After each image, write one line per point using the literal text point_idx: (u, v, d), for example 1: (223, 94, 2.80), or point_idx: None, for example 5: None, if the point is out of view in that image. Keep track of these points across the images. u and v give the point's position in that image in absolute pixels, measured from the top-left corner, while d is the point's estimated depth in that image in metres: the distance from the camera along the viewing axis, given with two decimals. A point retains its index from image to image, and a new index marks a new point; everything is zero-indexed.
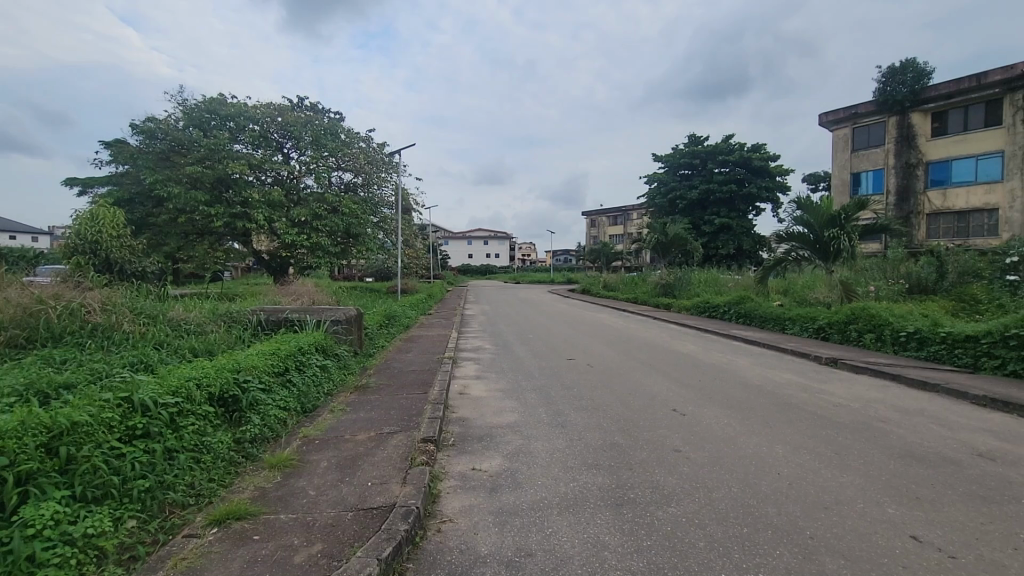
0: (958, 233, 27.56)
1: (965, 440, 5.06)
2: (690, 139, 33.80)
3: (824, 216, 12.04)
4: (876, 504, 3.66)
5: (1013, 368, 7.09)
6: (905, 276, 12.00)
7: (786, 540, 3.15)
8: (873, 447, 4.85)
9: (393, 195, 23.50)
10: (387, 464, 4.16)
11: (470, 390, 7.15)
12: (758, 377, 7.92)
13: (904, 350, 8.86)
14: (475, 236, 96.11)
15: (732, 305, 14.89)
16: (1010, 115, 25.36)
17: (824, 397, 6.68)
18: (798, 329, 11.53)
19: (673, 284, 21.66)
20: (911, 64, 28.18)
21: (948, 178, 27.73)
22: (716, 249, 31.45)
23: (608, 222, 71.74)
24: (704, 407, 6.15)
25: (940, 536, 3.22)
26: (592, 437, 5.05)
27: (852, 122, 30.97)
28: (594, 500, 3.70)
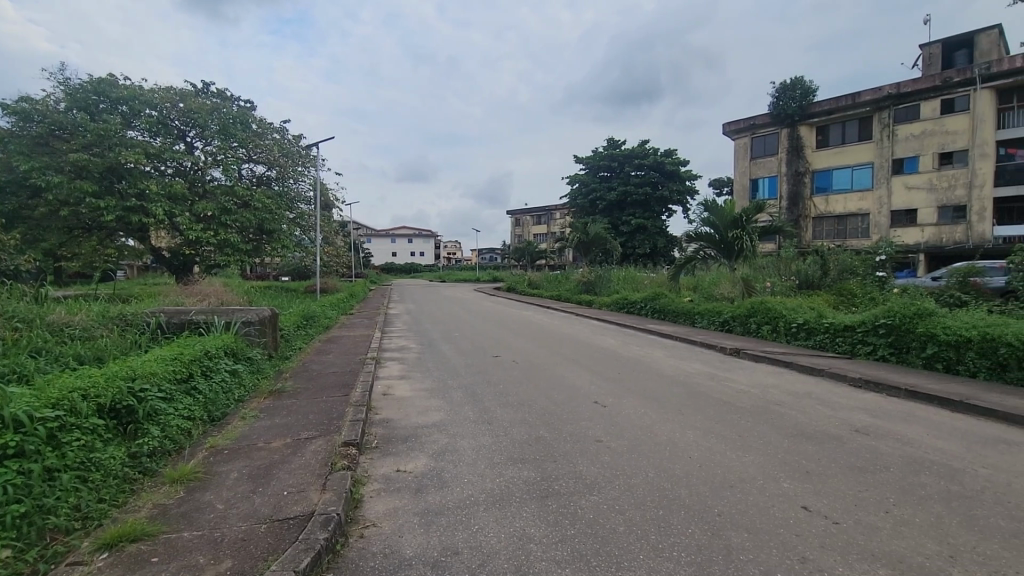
0: (838, 234, 30.81)
1: (845, 418, 5.72)
2: (609, 142, 35.19)
3: (727, 217, 13.13)
4: (774, 479, 4.04)
5: (881, 353, 8.08)
6: (795, 273, 13.23)
7: (697, 519, 3.39)
8: (770, 428, 5.33)
9: (311, 190, 22.48)
10: (304, 471, 3.97)
11: (394, 391, 7.00)
12: (671, 368, 8.43)
13: (795, 339, 9.83)
14: (399, 234, 94.19)
15: (647, 302, 15.72)
16: (878, 131, 28.79)
17: (728, 385, 7.23)
18: (707, 322, 12.40)
19: (594, 282, 22.53)
20: (800, 81, 31.09)
21: (830, 185, 30.94)
22: (633, 248, 32.98)
23: (533, 221, 72.92)
24: (623, 398, 6.45)
25: (825, 505, 3.62)
26: (516, 432, 5.15)
27: (752, 132, 33.81)
28: (520, 493, 3.78)
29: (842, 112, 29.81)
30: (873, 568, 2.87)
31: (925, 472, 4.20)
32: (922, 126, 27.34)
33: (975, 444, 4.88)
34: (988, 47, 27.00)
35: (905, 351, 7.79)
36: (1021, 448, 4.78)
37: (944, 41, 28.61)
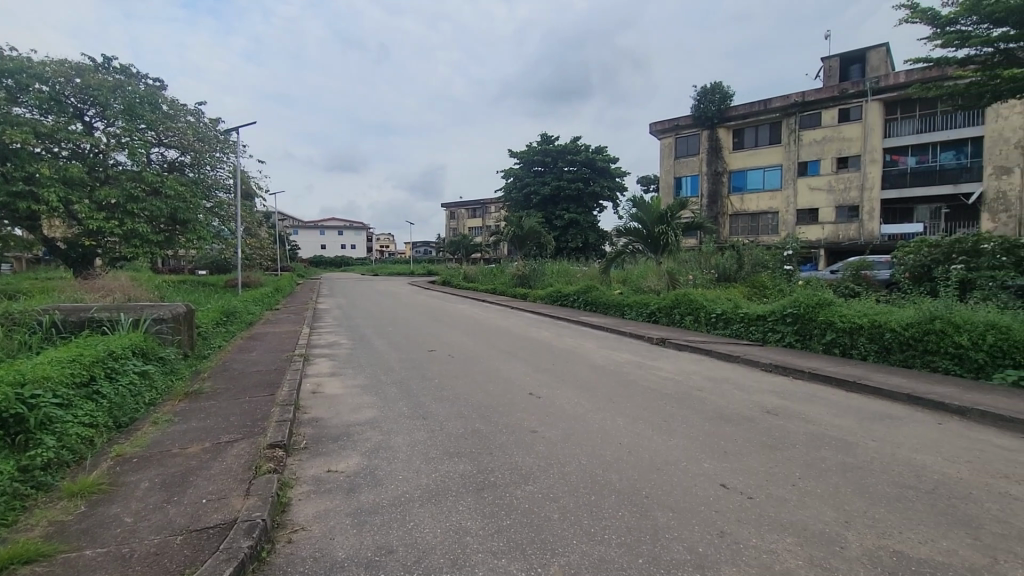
0: (752, 231, 33.07)
1: (758, 400, 6.21)
2: (543, 137, 35.62)
3: (654, 213, 13.82)
4: (696, 461, 4.31)
5: (788, 340, 8.81)
6: (715, 267, 13.88)
7: (626, 502, 3.56)
8: (692, 413, 5.67)
9: (230, 178, 21.07)
10: (225, 477, 3.76)
11: (324, 388, 6.77)
12: (602, 358, 8.75)
13: (714, 329, 10.50)
14: (329, 226, 90.51)
15: (579, 294, 16.16)
16: (786, 135, 31.16)
17: (656, 373, 7.61)
18: (635, 314, 12.98)
19: (529, 276, 22.82)
20: (719, 86, 33.06)
21: (746, 184, 33.13)
22: (566, 242, 33.71)
23: (468, 214, 72.60)
24: (557, 388, 6.61)
25: (740, 482, 3.92)
26: (452, 426, 5.15)
27: (676, 132, 35.50)
28: (456, 487, 3.79)
29: (756, 116, 31.99)
30: (782, 537, 3.14)
31: (825, 447, 4.64)
32: (823, 132, 29.90)
33: (865, 420, 5.45)
34: (879, 62, 29.89)
35: (808, 338, 8.53)
36: (902, 422, 5.40)
37: (842, 56, 31.41)
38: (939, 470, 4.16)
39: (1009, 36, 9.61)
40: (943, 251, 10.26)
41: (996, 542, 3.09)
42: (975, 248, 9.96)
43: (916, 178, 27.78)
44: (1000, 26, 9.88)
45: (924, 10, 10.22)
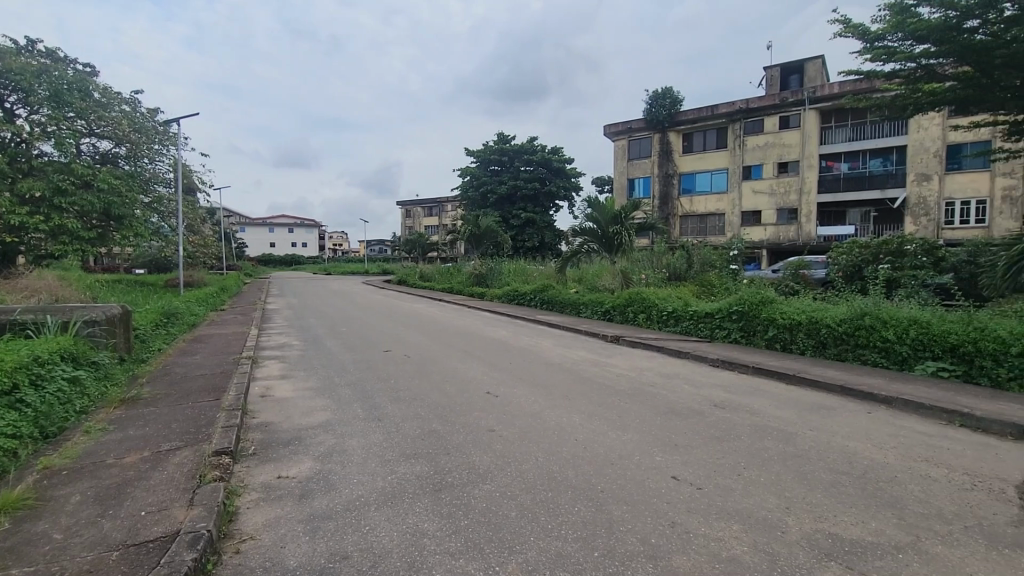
0: (700, 232, 34.31)
1: (706, 394, 6.46)
2: (499, 137, 35.69)
3: (609, 213, 14.15)
4: (648, 454, 4.45)
5: (733, 337, 9.22)
6: (666, 266, 14.38)
7: (582, 497, 3.63)
8: (645, 408, 5.84)
9: (171, 172, 19.97)
10: (167, 487, 3.58)
11: (273, 392, 6.54)
12: (558, 356, 8.87)
13: (666, 326, 10.84)
14: (278, 223, 87.32)
15: (536, 293, 16.30)
16: (732, 141, 32.54)
17: (611, 370, 7.79)
18: (590, 312, 13.23)
19: (486, 275, 22.84)
20: (669, 91, 34.12)
21: (695, 187, 34.34)
22: (523, 242, 33.88)
23: (424, 213, 71.75)
24: (514, 387, 6.66)
25: (690, 473, 4.07)
26: (408, 427, 5.09)
27: (629, 135, 36.39)
28: (413, 489, 3.76)
29: (704, 121, 33.23)
30: (730, 524, 3.29)
31: (767, 438, 4.89)
32: (765, 138, 31.41)
33: (803, 411, 5.77)
34: (816, 73, 31.63)
35: (752, 334, 8.95)
36: (836, 412, 5.75)
37: (782, 66, 33.07)
38: (869, 456, 4.47)
39: (930, 53, 10.36)
40: (871, 252, 11.01)
41: (918, 521, 3.35)
42: (900, 249, 10.75)
43: (848, 184, 29.61)
44: (921, 43, 10.64)
45: (855, 26, 10.89)
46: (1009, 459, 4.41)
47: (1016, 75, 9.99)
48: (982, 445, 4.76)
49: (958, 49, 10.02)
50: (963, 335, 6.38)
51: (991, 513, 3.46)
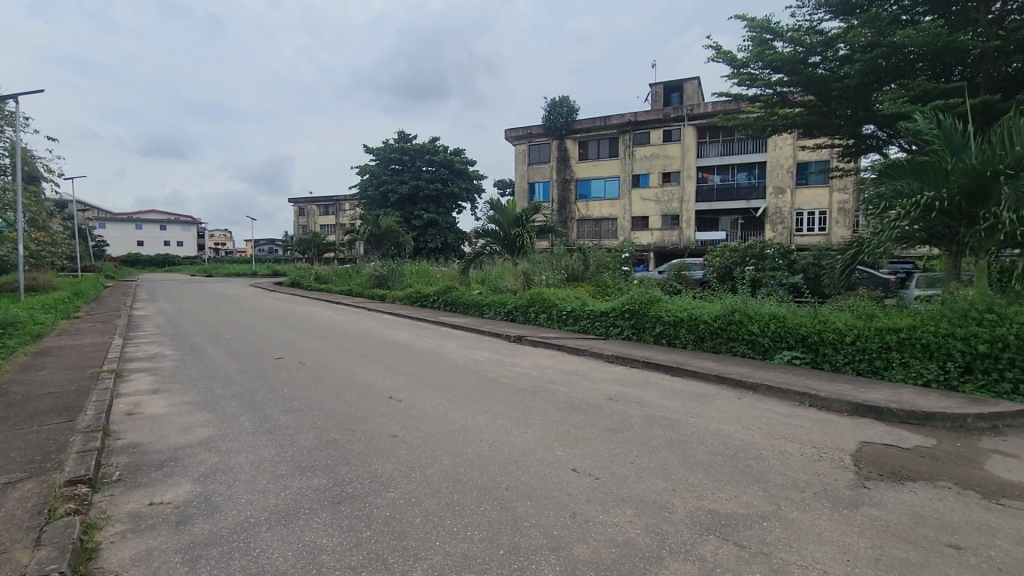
0: (595, 235, 36.19)
1: (602, 388, 6.85)
2: (400, 135, 34.94)
3: (511, 215, 14.50)
4: (550, 449, 4.63)
5: (626, 333, 9.86)
6: (564, 267, 14.91)
7: (486, 497, 3.68)
8: (546, 404, 6.05)
9: (7, 157, 17.04)
10: (3, 529, 3.06)
11: (143, 408, 5.83)
12: (462, 356, 8.89)
13: (565, 325, 11.31)
14: (147, 220, 77.88)
15: (439, 295, 16.19)
16: (622, 150, 34.75)
17: (513, 369, 7.96)
18: (493, 313, 13.44)
19: (387, 276, 22.25)
20: (566, 101, 35.66)
21: (590, 193, 36.16)
22: (425, 243, 33.38)
23: (319, 211, 68.00)
24: (417, 390, 6.56)
25: (588, 465, 4.29)
26: (304, 438, 4.82)
27: (529, 140, 37.50)
28: (310, 504, 3.57)
29: (597, 131, 35.24)
30: (624, 509, 3.53)
31: (656, 426, 5.31)
32: (650, 150, 33.96)
33: (686, 400, 6.33)
34: (693, 92, 34.84)
35: (642, 331, 9.64)
36: (712, 399, 6.40)
37: (665, 84, 35.93)
38: (740, 437, 5.02)
39: (784, 81, 11.87)
40: (740, 255, 12.33)
41: (779, 491, 3.84)
42: (762, 252, 12.17)
43: (720, 194, 32.80)
44: (776, 72, 12.15)
45: (725, 52, 12.14)
46: (847, 432, 5.20)
47: (848, 107, 11.74)
48: (826, 421, 5.55)
49: (804, 81, 11.64)
50: (811, 327, 7.37)
51: (834, 479, 4.07)
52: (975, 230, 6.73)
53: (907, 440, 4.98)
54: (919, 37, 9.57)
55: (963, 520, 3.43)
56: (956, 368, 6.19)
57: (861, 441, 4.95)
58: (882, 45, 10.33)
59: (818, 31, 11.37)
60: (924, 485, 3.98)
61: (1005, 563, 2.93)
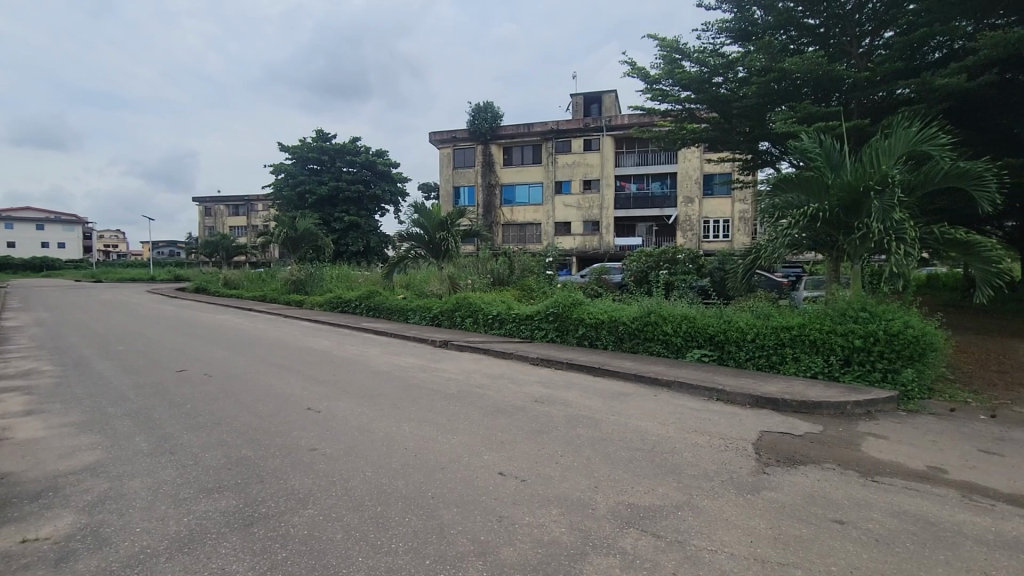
0: (520, 239, 36.76)
1: (528, 391, 6.96)
2: (318, 133, 33.51)
3: (435, 219, 14.53)
4: (476, 454, 4.62)
5: (550, 336, 10.10)
6: (490, 271, 14.95)
7: (412, 506, 3.62)
8: (473, 409, 6.05)
9: None
10: None
11: (13, 433, 5.12)
12: (386, 363, 8.66)
13: (491, 329, 11.37)
14: (19, 218, 68.62)
15: (361, 300, 15.67)
16: (545, 157, 35.61)
17: (439, 374, 7.88)
18: (418, 318, 13.23)
19: (304, 281, 21.19)
20: (490, 106, 35.99)
21: (515, 198, 36.67)
22: (346, 246, 32.16)
23: (228, 211, 63.44)
24: (337, 400, 6.29)
25: (514, 467, 4.34)
26: (211, 456, 4.47)
27: (453, 144, 37.40)
28: (218, 528, 3.31)
29: (521, 137, 35.83)
30: (549, 510, 3.60)
31: (579, 426, 5.47)
32: (572, 158, 35.06)
33: (607, 399, 6.58)
34: (611, 104, 36.44)
35: (565, 333, 9.92)
36: (632, 397, 6.70)
37: (585, 94, 37.25)
38: (656, 432, 5.30)
39: (692, 98, 12.76)
40: (654, 260, 13.04)
41: (691, 481, 4.10)
42: (674, 257, 12.97)
43: (636, 202, 34.50)
44: (685, 90, 13.04)
45: (640, 68, 12.84)
46: (749, 423, 5.65)
47: (746, 124, 12.82)
48: (731, 414, 6.00)
49: (710, 99, 12.60)
50: (717, 327, 7.95)
51: (738, 467, 4.41)
52: (852, 238, 7.58)
53: (799, 428, 5.51)
54: (805, 65, 10.65)
55: (844, 497, 3.84)
56: (838, 361, 6.93)
57: (762, 430, 5.40)
58: (774, 70, 11.39)
59: (721, 53, 12.34)
60: (813, 468, 4.43)
61: (879, 533, 3.32)
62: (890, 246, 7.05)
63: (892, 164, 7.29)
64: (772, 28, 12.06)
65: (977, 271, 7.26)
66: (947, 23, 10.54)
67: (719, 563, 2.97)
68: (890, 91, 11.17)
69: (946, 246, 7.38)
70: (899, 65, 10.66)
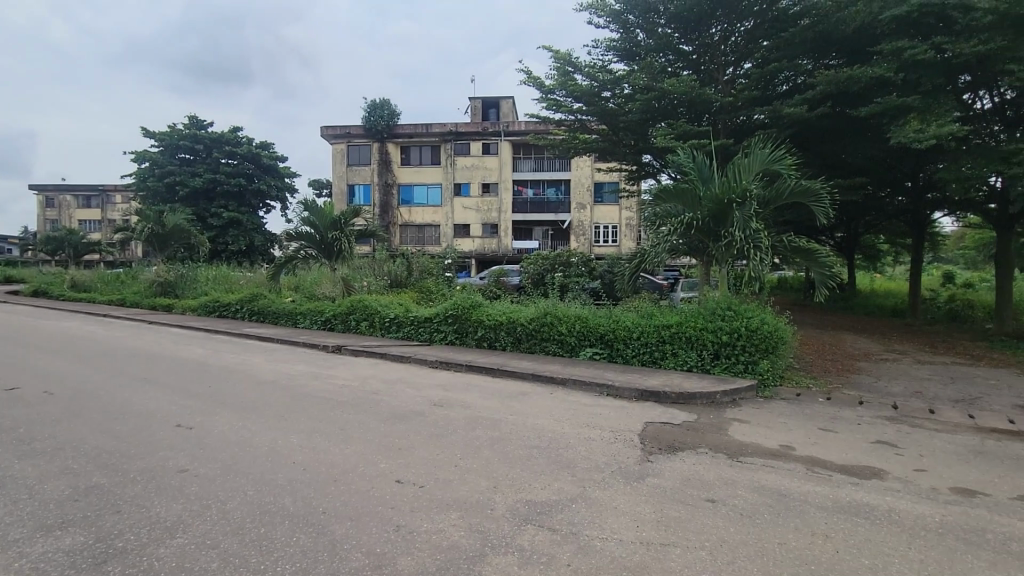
0: (418, 241, 36.19)
1: (426, 395, 6.86)
2: (192, 120, 30.34)
3: (327, 218, 13.73)
4: (372, 463, 4.46)
5: (450, 339, 10.04)
6: (387, 273, 14.52)
7: (301, 524, 3.40)
8: (368, 416, 5.84)
9: None
10: None
11: None
12: (271, 372, 8.05)
13: (388, 333, 11.06)
14: None
15: (242, 304, 14.40)
16: (444, 159, 35.42)
17: (331, 382, 7.48)
18: (308, 322, 12.48)
19: (174, 283, 19.02)
20: (386, 103, 35.03)
21: (413, 198, 36.02)
22: (225, 245, 29.43)
23: (77, 203, 55.06)
24: (214, 414, 5.73)
25: (411, 474, 4.25)
26: (52, 487, 3.85)
27: (347, 140, 35.84)
28: (61, 570, 2.86)
29: (419, 137, 35.31)
30: (448, 514, 3.58)
31: (478, 427, 5.52)
32: (470, 161, 35.24)
33: (506, 399, 6.70)
34: (509, 110, 37.22)
35: (464, 335, 9.94)
36: (529, 396, 6.88)
37: (483, 99, 37.68)
38: (552, 429, 5.49)
39: (583, 110, 13.49)
40: (550, 263, 13.55)
41: (585, 474, 4.30)
42: (568, 261, 13.56)
43: (533, 206, 35.49)
44: (577, 101, 13.74)
45: (535, 78, 13.28)
46: (636, 415, 6.06)
47: (631, 137, 13.76)
48: (620, 408, 6.40)
49: (599, 112, 13.40)
50: (607, 326, 8.45)
51: (626, 457, 4.72)
52: (719, 244, 8.48)
53: (677, 418, 6.03)
54: (680, 87, 11.72)
55: (714, 478, 4.28)
56: (709, 355, 7.69)
57: (647, 422, 5.83)
58: (655, 89, 12.38)
59: (608, 70, 13.15)
60: (690, 453, 4.87)
61: (743, 508, 3.74)
62: (750, 252, 8.01)
63: (751, 179, 8.30)
64: (654, 50, 13.12)
65: (816, 275, 8.49)
66: (793, 60, 12.22)
67: (610, 550, 3.15)
68: (749, 116, 12.65)
69: (792, 253, 8.52)
70: (756, 94, 12.15)
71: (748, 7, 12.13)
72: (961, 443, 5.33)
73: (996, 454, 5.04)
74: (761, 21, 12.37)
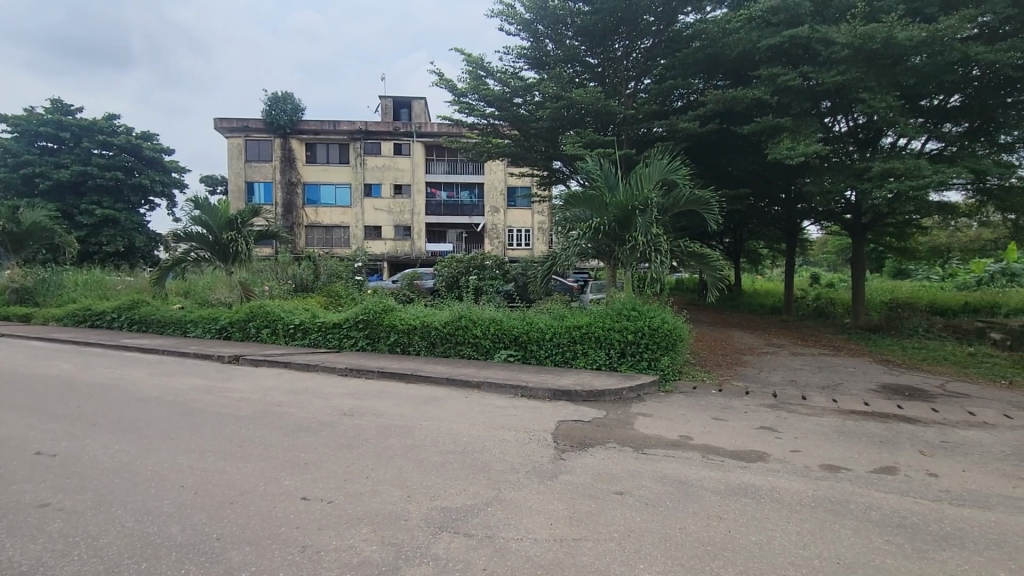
0: (326, 242, 34.56)
1: (334, 404, 6.54)
2: (55, 103, 26.69)
3: (222, 218, 12.48)
4: (274, 481, 4.17)
5: (361, 345, 9.68)
6: (291, 277, 13.69)
7: (191, 554, 3.10)
8: (271, 431, 5.46)
9: None
10: None
11: None
12: (155, 387, 7.25)
13: (293, 340, 10.42)
14: None
15: (120, 312, 12.87)
16: (353, 158, 34.12)
17: (228, 395, 6.91)
18: (200, 331, 11.44)
19: (33, 290, 16.57)
20: (290, 96, 33.10)
21: (319, 198, 34.32)
22: (98, 245, 26.14)
23: None
24: (84, 438, 5.06)
25: (318, 489, 4.03)
26: None
27: (245, 134, 33.41)
28: None
29: (326, 135, 33.79)
30: (359, 529, 3.44)
31: (391, 436, 5.36)
32: (380, 161, 34.22)
33: (420, 405, 6.58)
34: (421, 111, 36.70)
35: (376, 341, 9.64)
36: (444, 401, 6.81)
37: (394, 99, 36.82)
38: (467, 433, 5.47)
39: (495, 115, 13.67)
40: (464, 266, 13.53)
41: (499, 477, 4.34)
42: (482, 264, 13.60)
43: (446, 209, 35.26)
44: (489, 106, 13.90)
45: (446, 80, 13.22)
46: (549, 414, 6.23)
47: (542, 143, 14.14)
48: (534, 408, 6.53)
49: (511, 117, 13.67)
50: (521, 328, 8.59)
51: (540, 457, 4.82)
52: (624, 248, 8.93)
53: (587, 415, 6.27)
54: (587, 97, 12.19)
55: (622, 471, 4.49)
56: (615, 354, 8.09)
57: (559, 421, 5.99)
58: (564, 98, 12.82)
59: (519, 77, 13.40)
60: (600, 448, 5.09)
61: (648, 498, 3.96)
62: (652, 256, 8.56)
63: (652, 188, 8.84)
64: (562, 61, 13.58)
65: (708, 277, 9.25)
66: (686, 78, 13.23)
67: (525, 550, 3.21)
68: (649, 129, 13.50)
69: (687, 256, 9.20)
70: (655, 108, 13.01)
71: (647, 26, 12.93)
72: (828, 425, 6.06)
73: (855, 433, 5.79)
74: (658, 40, 13.24)
